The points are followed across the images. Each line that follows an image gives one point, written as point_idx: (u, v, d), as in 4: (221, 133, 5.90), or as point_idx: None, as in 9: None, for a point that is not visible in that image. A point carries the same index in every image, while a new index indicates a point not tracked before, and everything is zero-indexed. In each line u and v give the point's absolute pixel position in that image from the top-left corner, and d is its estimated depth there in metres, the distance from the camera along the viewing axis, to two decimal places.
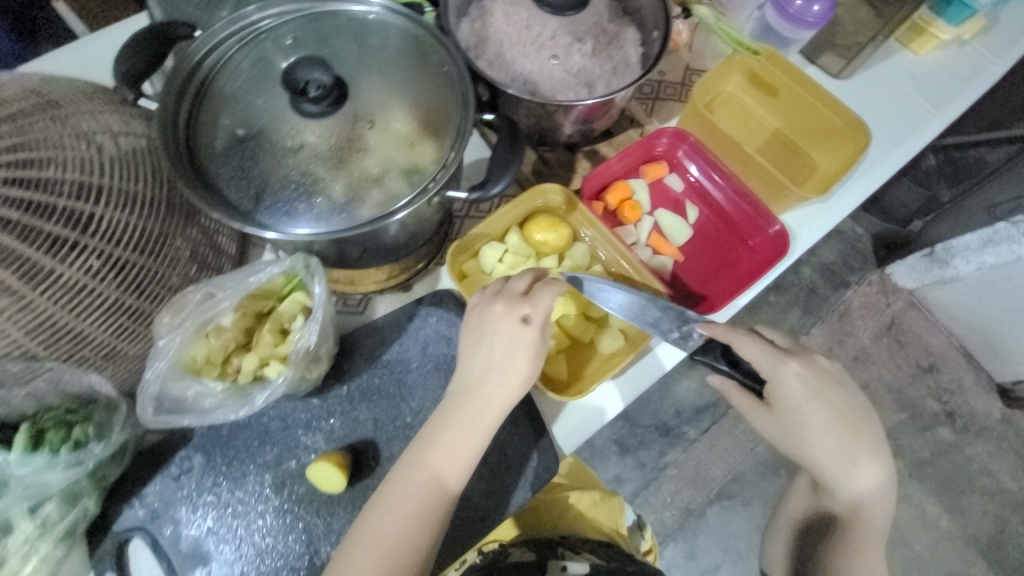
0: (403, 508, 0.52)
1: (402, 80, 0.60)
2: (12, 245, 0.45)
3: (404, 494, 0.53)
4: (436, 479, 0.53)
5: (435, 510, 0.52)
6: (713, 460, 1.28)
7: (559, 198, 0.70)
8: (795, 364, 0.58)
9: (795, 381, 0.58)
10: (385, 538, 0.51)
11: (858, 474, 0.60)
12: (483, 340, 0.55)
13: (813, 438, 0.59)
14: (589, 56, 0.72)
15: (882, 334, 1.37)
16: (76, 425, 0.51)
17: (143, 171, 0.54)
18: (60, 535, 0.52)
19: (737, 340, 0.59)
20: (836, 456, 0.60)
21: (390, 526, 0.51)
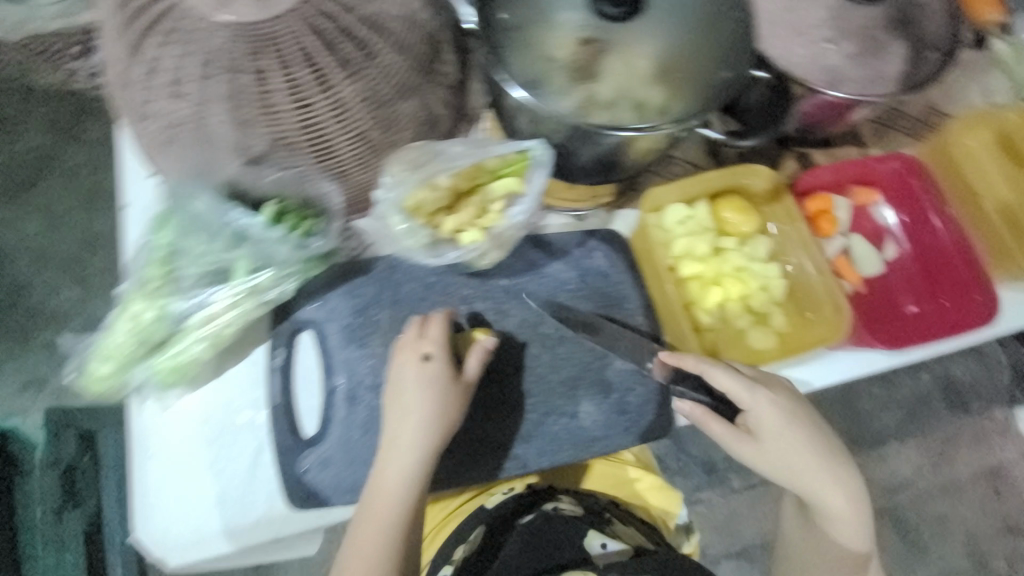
0: (404, 451, 0.56)
1: (694, 4, 0.56)
2: (316, 56, 0.56)
3: (398, 441, 0.56)
4: (427, 428, 0.56)
5: (424, 454, 0.56)
6: (748, 518, 1.14)
7: (766, 185, 0.67)
8: (761, 394, 0.60)
9: (773, 415, 0.60)
10: (393, 472, 0.55)
11: (854, 517, 0.66)
12: (431, 320, 0.60)
13: (806, 480, 0.63)
14: (858, 52, 0.64)
15: (980, 473, 1.26)
16: (307, 217, 0.60)
17: (420, 34, 0.62)
18: (263, 303, 0.60)
19: (710, 370, 0.60)
20: (831, 496, 0.64)
21: (395, 460, 0.56)
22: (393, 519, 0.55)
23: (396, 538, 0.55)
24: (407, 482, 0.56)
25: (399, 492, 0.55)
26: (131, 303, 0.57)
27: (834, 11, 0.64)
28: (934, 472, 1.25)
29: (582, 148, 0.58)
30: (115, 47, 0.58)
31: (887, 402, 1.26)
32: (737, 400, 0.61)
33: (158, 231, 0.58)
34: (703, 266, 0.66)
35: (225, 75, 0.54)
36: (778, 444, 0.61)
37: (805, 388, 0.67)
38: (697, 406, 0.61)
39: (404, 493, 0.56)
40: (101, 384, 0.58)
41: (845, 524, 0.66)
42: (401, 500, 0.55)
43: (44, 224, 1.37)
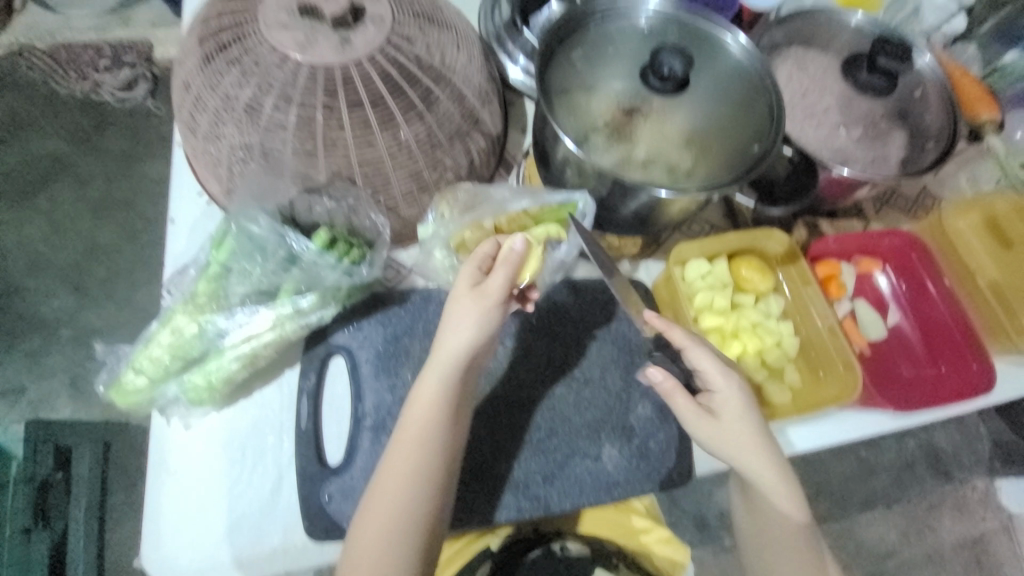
0: (442, 375, 0.53)
1: (728, 100, 0.61)
2: (384, 97, 0.60)
3: (438, 365, 0.53)
4: (469, 351, 0.54)
5: (461, 376, 0.54)
6: None
7: (781, 248, 0.72)
8: (734, 382, 0.58)
9: (735, 402, 0.58)
10: (431, 398, 0.53)
11: (796, 533, 0.60)
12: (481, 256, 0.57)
13: (759, 482, 0.59)
14: (868, 135, 0.71)
15: (964, 545, 1.27)
16: (355, 245, 0.61)
17: (475, 87, 0.67)
18: (302, 326, 0.61)
19: (691, 344, 0.58)
20: (782, 507, 0.59)
21: (432, 385, 0.53)
22: (427, 458, 0.52)
23: (431, 475, 0.52)
24: (444, 408, 0.53)
25: (435, 422, 0.53)
26: (174, 316, 0.57)
27: (846, 100, 0.71)
28: (920, 540, 1.26)
29: (613, 202, 0.61)
30: (190, 70, 0.62)
31: (873, 466, 1.29)
32: (707, 381, 0.59)
33: (215, 249, 0.59)
34: (723, 319, 0.69)
35: (298, 110, 0.58)
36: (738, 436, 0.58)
37: (790, 451, 0.69)
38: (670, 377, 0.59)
39: (440, 428, 0.53)
40: (129, 397, 0.58)
41: (789, 541, 0.60)
42: (433, 435, 0.53)
43: (46, 230, 1.34)
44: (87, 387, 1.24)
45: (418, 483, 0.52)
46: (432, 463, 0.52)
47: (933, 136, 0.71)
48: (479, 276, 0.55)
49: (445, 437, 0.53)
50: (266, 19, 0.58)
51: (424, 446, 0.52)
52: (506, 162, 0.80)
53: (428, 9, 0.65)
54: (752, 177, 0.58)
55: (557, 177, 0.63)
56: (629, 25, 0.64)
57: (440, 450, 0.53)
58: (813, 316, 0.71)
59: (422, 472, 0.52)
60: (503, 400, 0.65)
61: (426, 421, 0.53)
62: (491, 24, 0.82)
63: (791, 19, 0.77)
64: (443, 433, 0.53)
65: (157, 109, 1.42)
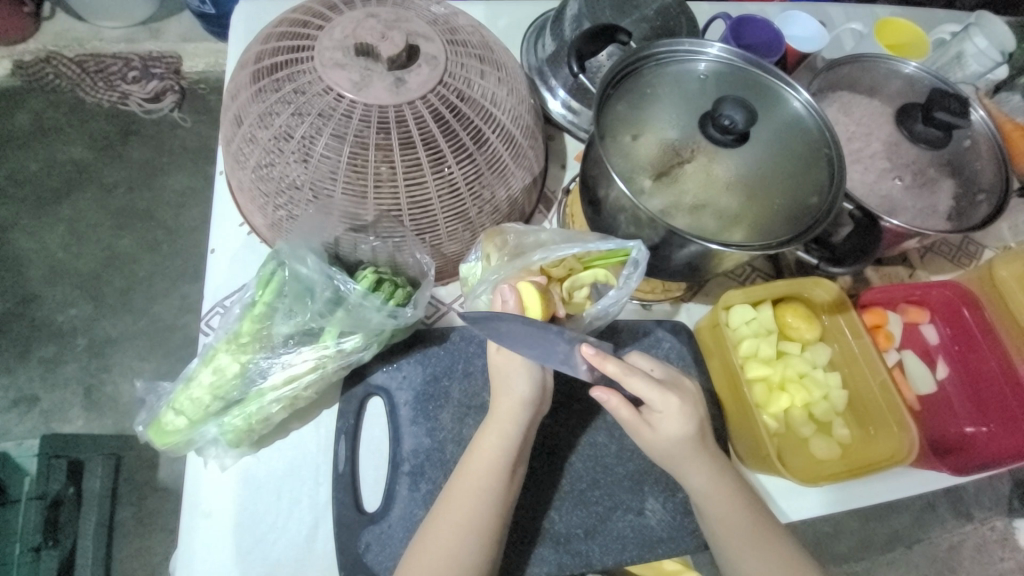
0: (504, 430, 0.56)
1: (786, 154, 0.60)
2: (437, 138, 0.59)
3: (499, 422, 0.56)
4: (527, 410, 0.57)
5: (522, 434, 0.56)
6: None
7: (829, 296, 0.70)
8: (673, 398, 0.55)
9: (675, 416, 0.55)
10: (491, 451, 0.55)
11: (759, 537, 0.56)
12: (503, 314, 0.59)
13: (703, 495, 0.56)
14: (921, 183, 0.69)
15: None
16: (399, 287, 0.61)
17: (522, 124, 0.66)
18: (343, 367, 0.60)
19: (627, 374, 0.54)
20: (732, 516, 0.56)
21: (495, 437, 0.55)
22: (484, 510, 0.53)
23: (491, 524, 0.53)
24: (507, 462, 0.55)
25: (497, 474, 0.54)
26: (217, 355, 0.57)
27: (899, 146, 0.69)
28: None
29: (661, 250, 0.59)
30: (244, 104, 0.62)
31: (895, 505, 1.24)
32: (648, 400, 0.55)
33: (261, 289, 0.58)
34: (770, 369, 0.68)
35: (351, 148, 0.57)
36: (667, 454, 0.56)
37: (785, 518, 0.67)
38: (615, 394, 0.55)
39: (498, 481, 0.54)
40: (168, 438, 0.57)
41: (754, 548, 0.56)
42: (495, 484, 0.54)
43: (65, 237, 1.32)
44: (101, 399, 1.21)
45: (474, 530, 0.53)
46: (486, 517, 0.53)
47: (985, 188, 0.70)
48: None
49: (503, 493, 0.54)
50: (322, 57, 0.57)
51: (480, 496, 0.53)
52: (546, 198, 0.80)
53: (479, 48, 0.64)
54: (808, 237, 0.58)
55: (607, 222, 0.62)
56: (687, 69, 0.64)
57: (499, 502, 0.54)
58: (861, 369, 0.69)
59: (479, 521, 0.53)
60: (543, 447, 0.64)
61: (487, 473, 0.54)
62: (534, 58, 0.82)
63: (838, 63, 0.76)
64: (502, 485, 0.54)
65: (183, 120, 1.44)
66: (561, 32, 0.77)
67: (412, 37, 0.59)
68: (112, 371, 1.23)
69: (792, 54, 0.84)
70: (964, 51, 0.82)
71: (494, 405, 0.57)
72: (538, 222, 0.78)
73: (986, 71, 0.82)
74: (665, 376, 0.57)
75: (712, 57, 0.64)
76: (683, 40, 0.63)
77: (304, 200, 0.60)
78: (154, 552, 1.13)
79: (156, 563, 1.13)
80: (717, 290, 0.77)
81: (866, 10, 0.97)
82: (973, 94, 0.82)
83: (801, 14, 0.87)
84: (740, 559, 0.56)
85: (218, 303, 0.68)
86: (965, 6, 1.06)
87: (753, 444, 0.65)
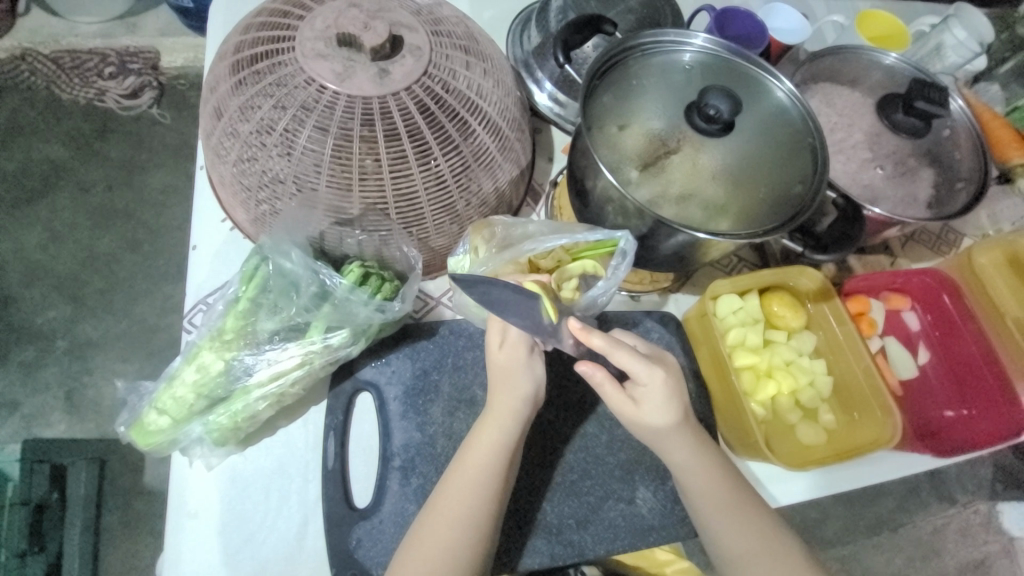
0: (503, 425, 0.55)
1: (770, 144, 0.61)
2: (422, 129, 0.58)
3: (497, 417, 0.56)
4: (525, 405, 0.57)
5: (520, 430, 0.56)
6: None
7: (814, 285, 0.71)
8: (659, 372, 0.55)
9: (660, 390, 0.54)
10: (488, 446, 0.55)
11: (740, 512, 0.56)
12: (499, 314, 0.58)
13: (687, 469, 0.56)
14: (900, 172, 0.70)
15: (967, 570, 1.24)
16: (386, 280, 0.61)
17: (509, 116, 0.66)
18: (331, 362, 0.59)
19: (613, 348, 0.54)
20: (716, 492, 0.56)
21: (493, 431, 0.55)
22: (481, 504, 0.53)
23: (487, 518, 0.53)
24: (505, 456, 0.55)
25: (495, 468, 0.54)
26: (200, 353, 0.56)
27: (880, 135, 0.70)
28: (926, 567, 1.24)
29: (648, 239, 0.59)
30: (224, 96, 0.61)
31: (879, 489, 1.27)
32: (633, 373, 0.55)
33: (245, 284, 0.58)
34: (758, 358, 0.69)
35: (335, 140, 0.56)
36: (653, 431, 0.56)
37: (773, 503, 0.68)
38: (599, 369, 0.55)
39: (496, 475, 0.54)
40: (151, 438, 0.56)
41: (735, 522, 0.56)
42: (493, 477, 0.54)
43: (41, 237, 1.29)
44: (83, 402, 1.19)
45: (471, 524, 0.52)
46: (482, 512, 0.53)
47: (963, 177, 0.71)
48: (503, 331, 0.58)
49: (499, 488, 0.54)
50: (303, 47, 0.56)
51: (476, 490, 0.53)
52: (534, 190, 0.80)
53: (463, 39, 0.63)
54: (792, 225, 0.58)
55: (595, 212, 0.62)
56: (673, 59, 0.64)
57: (496, 495, 0.54)
58: (845, 356, 0.71)
59: (476, 513, 0.53)
60: (534, 438, 0.64)
61: (485, 466, 0.54)
62: (520, 50, 0.81)
63: (821, 54, 0.77)
64: (499, 478, 0.54)
65: (162, 116, 1.40)
66: (547, 24, 0.76)
67: (395, 27, 0.58)
68: (93, 373, 1.21)
69: (775, 45, 0.84)
70: (943, 42, 0.83)
71: (492, 400, 0.57)
72: (526, 214, 0.78)
73: (964, 62, 0.84)
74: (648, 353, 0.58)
75: (697, 47, 0.64)
76: (668, 31, 0.63)
77: (288, 194, 0.59)
78: (141, 556, 1.12)
79: (143, 568, 1.11)
80: (704, 280, 0.77)
81: (847, 3, 0.98)
82: (952, 84, 0.83)
83: (784, 5, 0.87)
84: (720, 532, 0.56)
85: (201, 300, 0.67)
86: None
87: (741, 430, 0.66)
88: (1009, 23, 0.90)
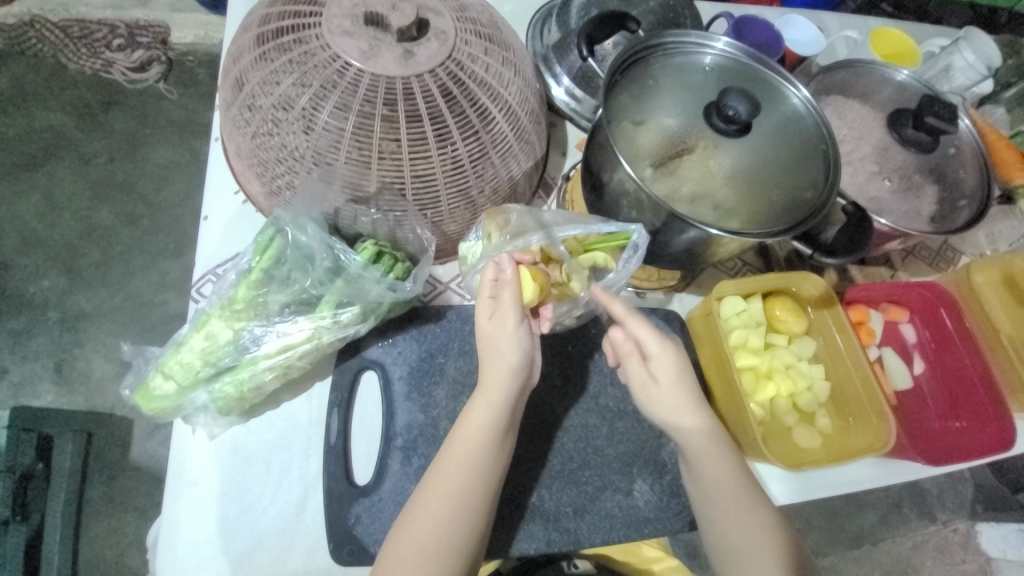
0: (494, 404, 0.55)
1: (784, 150, 0.62)
2: (444, 113, 0.58)
3: (487, 394, 0.55)
4: (515, 379, 0.56)
5: (510, 404, 0.56)
6: None
7: (816, 291, 0.72)
8: (671, 348, 0.58)
9: (672, 366, 0.58)
10: (481, 423, 0.54)
11: (736, 505, 0.57)
12: (499, 290, 0.58)
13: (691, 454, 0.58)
14: (907, 186, 0.71)
15: None
16: (399, 260, 0.62)
17: (528, 106, 0.66)
18: (339, 339, 0.60)
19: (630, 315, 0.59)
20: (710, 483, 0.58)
21: (484, 409, 0.55)
22: (474, 481, 0.53)
23: (481, 496, 0.54)
24: (495, 433, 0.55)
25: (485, 445, 0.54)
26: (209, 321, 0.57)
27: (890, 150, 0.71)
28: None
29: (658, 236, 0.60)
30: (245, 68, 0.61)
31: (862, 502, 1.29)
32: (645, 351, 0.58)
33: (258, 255, 0.59)
34: (758, 359, 0.70)
35: (356, 119, 0.57)
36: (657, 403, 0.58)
37: (776, 501, 0.70)
38: (626, 337, 0.60)
39: (488, 453, 0.54)
40: (155, 403, 0.56)
41: (732, 514, 0.57)
42: (484, 455, 0.54)
43: (39, 205, 1.27)
44: (73, 374, 1.17)
45: (463, 501, 0.53)
46: (478, 488, 0.53)
47: (967, 195, 0.72)
48: (493, 304, 0.58)
49: (492, 462, 0.54)
50: (329, 24, 0.56)
51: (468, 468, 0.53)
52: (546, 183, 0.81)
53: (488, 27, 0.64)
54: (802, 229, 0.59)
55: (609, 206, 0.63)
56: (693, 61, 0.65)
57: (488, 473, 0.54)
58: (843, 364, 0.72)
59: (468, 491, 0.53)
60: (536, 426, 0.65)
61: (477, 443, 0.54)
62: (540, 43, 0.82)
63: (835, 68, 0.78)
64: (490, 456, 0.54)
65: (169, 92, 1.39)
66: (568, 20, 0.77)
67: (423, 10, 0.58)
68: (85, 346, 1.19)
69: (789, 57, 0.86)
70: (952, 64, 0.85)
71: (482, 376, 0.57)
72: (537, 206, 0.79)
73: (972, 84, 0.86)
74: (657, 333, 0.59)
75: (718, 51, 0.65)
76: (690, 32, 0.64)
77: (305, 169, 0.59)
78: (125, 532, 1.10)
79: (126, 544, 1.10)
80: (709, 281, 0.78)
81: (860, 20, 1.00)
82: (961, 106, 0.85)
83: (799, 17, 0.89)
84: (720, 522, 0.58)
85: (210, 270, 0.67)
86: (952, 24, 1.10)
87: (740, 428, 0.67)
88: (1017, 49, 0.92)
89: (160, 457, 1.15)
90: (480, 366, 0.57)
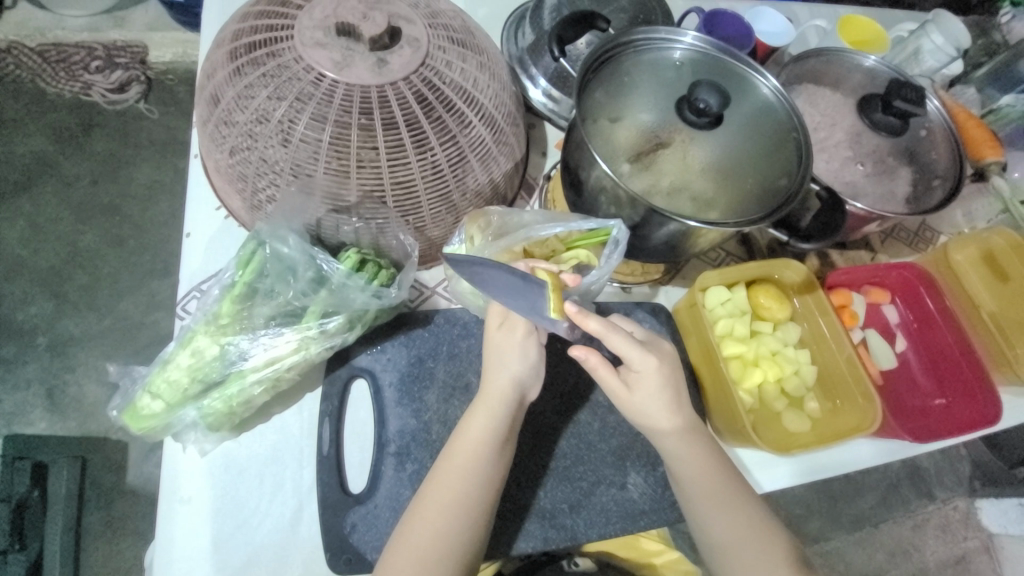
0: (495, 412, 0.56)
1: (757, 139, 0.63)
2: (420, 121, 0.58)
3: (488, 403, 0.57)
4: (516, 390, 0.57)
5: (512, 412, 0.57)
6: None
7: (799, 277, 0.73)
8: (653, 358, 0.57)
9: (652, 378, 0.57)
10: (482, 430, 0.55)
11: (731, 505, 0.58)
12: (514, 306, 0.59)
13: (675, 455, 0.58)
14: (882, 169, 0.73)
15: (947, 565, 1.27)
16: (384, 267, 0.62)
17: (505, 109, 0.67)
18: (327, 349, 0.60)
19: (608, 333, 0.55)
20: (705, 488, 0.58)
21: (484, 418, 0.56)
22: (474, 494, 0.54)
23: (480, 509, 0.54)
24: (494, 443, 0.55)
25: (487, 453, 0.55)
26: (195, 337, 0.57)
27: (864, 136, 0.72)
28: (906, 562, 1.26)
29: (633, 233, 0.62)
30: (221, 83, 0.61)
31: (861, 485, 1.30)
32: (628, 359, 0.57)
33: (241, 269, 0.59)
34: (745, 347, 0.71)
35: (333, 129, 0.57)
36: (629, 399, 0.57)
37: (756, 489, 0.70)
38: (593, 353, 0.56)
39: (487, 462, 0.55)
40: (144, 422, 0.56)
41: (722, 508, 0.58)
42: (484, 466, 0.54)
43: (24, 231, 1.26)
44: (64, 400, 1.16)
45: (462, 510, 0.53)
46: (479, 499, 0.54)
47: (939, 175, 0.74)
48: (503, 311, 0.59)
49: (493, 470, 0.55)
50: (302, 36, 0.57)
51: (468, 478, 0.54)
52: (528, 184, 0.82)
53: (461, 32, 0.64)
54: (780, 217, 0.60)
55: (589, 203, 0.63)
56: (665, 56, 0.66)
57: (488, 485, 0.54)
58: (826, 348, 0.73)
59: (468, 499, 0.53)
60: (530, 425, 0.66)
61: (477, 452, 0.55)
62: (515, 46, 0.82)
63: (806, 57, 0.80)
64: (489, 466, 0.55)
65: (150, 111, 1.38)
66: (541, 22, 0.78)
67: (394, 18, 0.58)
68: (76, 370, 1.18)
69: (761, 48, 0.87)
70: (921, 47, 0.87)
71: (485, 384, 0.58)
72: (520, 207, 0.80)
73: (941, 67, 0.87)
74: (637, 337, 0.59)
75: (689, 45, 0.66)
76: (660, 28, 0.65)
77: (284, 182, 0.60)
78: (124, 557, 1.09)
79: (127, 568, 1.09)
80: (693, 273, 0.80)
81: (830, 10, 1.02)
82: (932, 89, 0.86)
83: (769, 10, 0.90)
84: (710, 521, 0.58)
85: (195, 287, 0.67)
86: (920, 10, 1.13)
87: (731, 417, 0.67)
88: (984, 31, 0.94)
89: (157, 480, 1.14)
90: (484, 374, 0.59)
